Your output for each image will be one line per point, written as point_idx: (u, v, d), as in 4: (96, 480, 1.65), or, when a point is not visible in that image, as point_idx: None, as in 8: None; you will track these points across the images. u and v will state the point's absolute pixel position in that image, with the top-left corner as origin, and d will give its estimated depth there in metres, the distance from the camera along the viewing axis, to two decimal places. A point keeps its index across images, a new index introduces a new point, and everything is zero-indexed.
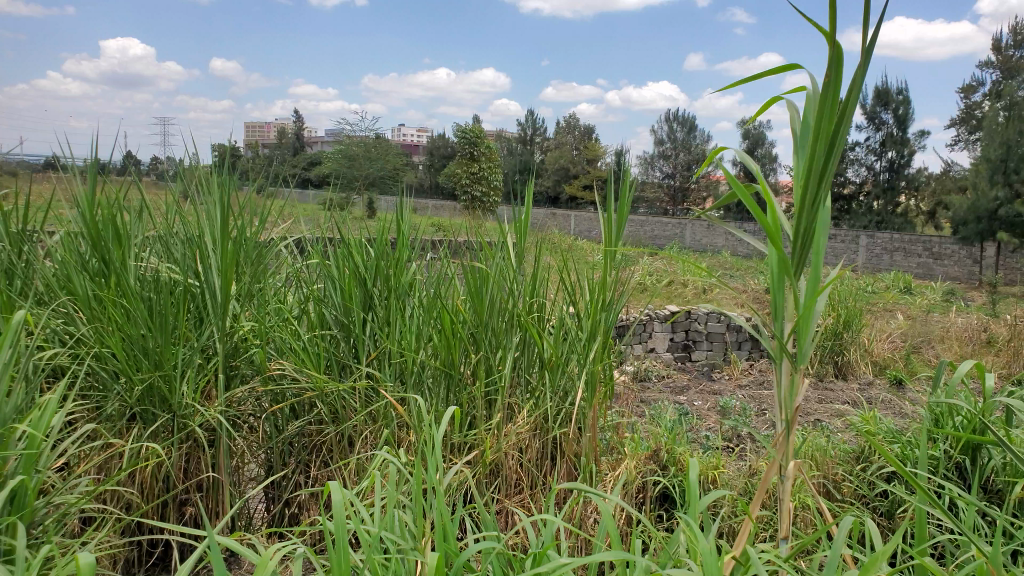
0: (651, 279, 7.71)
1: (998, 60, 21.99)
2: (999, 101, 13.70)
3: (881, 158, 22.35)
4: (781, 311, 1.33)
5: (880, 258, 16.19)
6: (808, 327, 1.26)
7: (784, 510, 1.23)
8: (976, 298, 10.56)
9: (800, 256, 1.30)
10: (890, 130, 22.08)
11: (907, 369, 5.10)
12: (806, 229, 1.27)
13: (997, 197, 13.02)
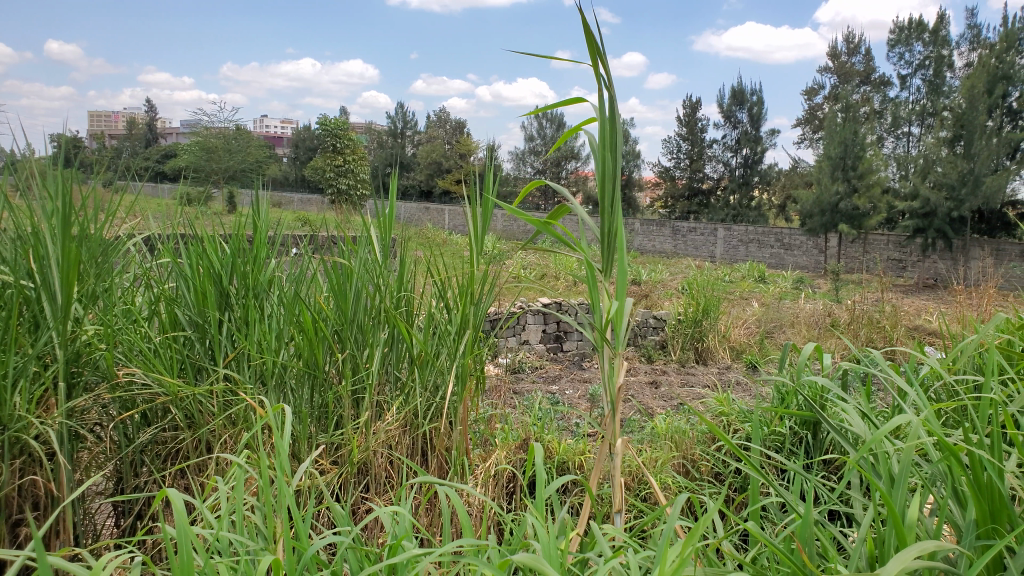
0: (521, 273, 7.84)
1: (836, 66, 23.88)
2: (838, 103, 14.87)
3: (736, 155, 23.89)
4: (598, 304, 1.56)
5: (737, 250, 17.24)
6: (622, 315, 1.47)
7: (619, 485, 1.41)
8: (821, 285, 11.40)
9: (607, 256, 1.56)
10: (744, 128, 23.69)
11: (760, 352, 5.43)
12: (609, 230, 1.54)
13: (838, 191, 14.10)
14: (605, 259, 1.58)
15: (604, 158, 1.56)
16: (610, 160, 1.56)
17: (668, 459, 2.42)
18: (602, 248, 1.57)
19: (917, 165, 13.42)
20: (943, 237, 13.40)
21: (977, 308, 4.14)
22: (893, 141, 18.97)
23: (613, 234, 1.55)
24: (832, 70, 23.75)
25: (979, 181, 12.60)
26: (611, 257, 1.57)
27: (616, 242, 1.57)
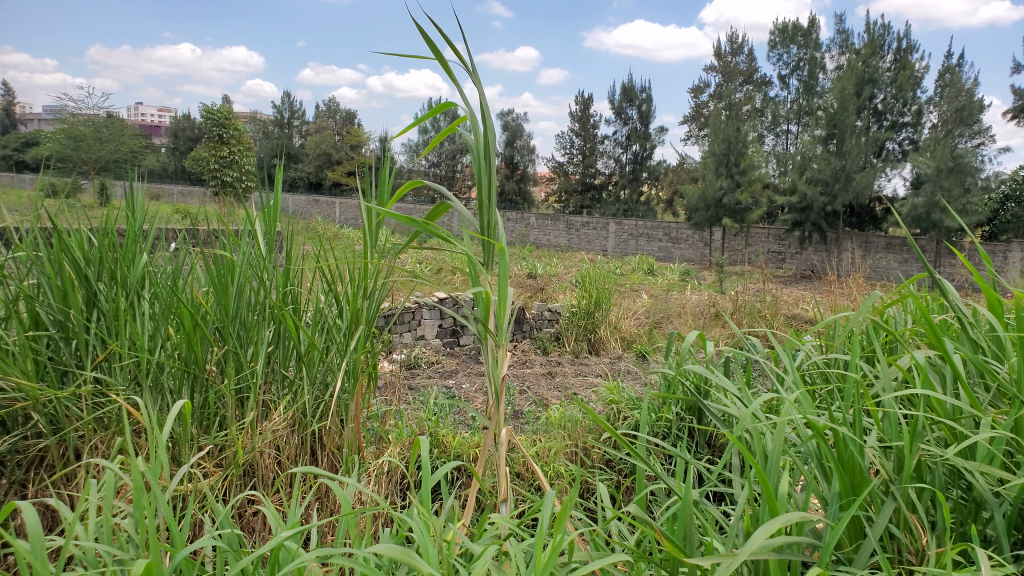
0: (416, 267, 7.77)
1: (720, 65, 24.87)
2: (721, 101, 15.51)
3: (626, 151, 24.57)
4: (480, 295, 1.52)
5: (627, 243, 17.75)
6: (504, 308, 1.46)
7: (504, 475, 1.41)
8: (705, 276, 11.84)
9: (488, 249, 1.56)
10: (635, 125, 24.40)
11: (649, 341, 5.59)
12: (488, 223, 1.55)
13: (721, 186, 14.69)
14: (486, 253, 1.57)
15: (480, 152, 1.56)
16: (487, 155, 1.57)
17: (561, 447, 2.49)
18: (482, 242, 1.57)
19: (794, 162, 14.14)
20: (818, 230, 14.31)
21: (846, 295, 4.43)
22: (773, 139, 19.97)
23: (492, 226, 1.57)
24: (716, 69, 24.73)
25: (850, 178, 13.55)
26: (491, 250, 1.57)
27: (492, 235, 1.57)
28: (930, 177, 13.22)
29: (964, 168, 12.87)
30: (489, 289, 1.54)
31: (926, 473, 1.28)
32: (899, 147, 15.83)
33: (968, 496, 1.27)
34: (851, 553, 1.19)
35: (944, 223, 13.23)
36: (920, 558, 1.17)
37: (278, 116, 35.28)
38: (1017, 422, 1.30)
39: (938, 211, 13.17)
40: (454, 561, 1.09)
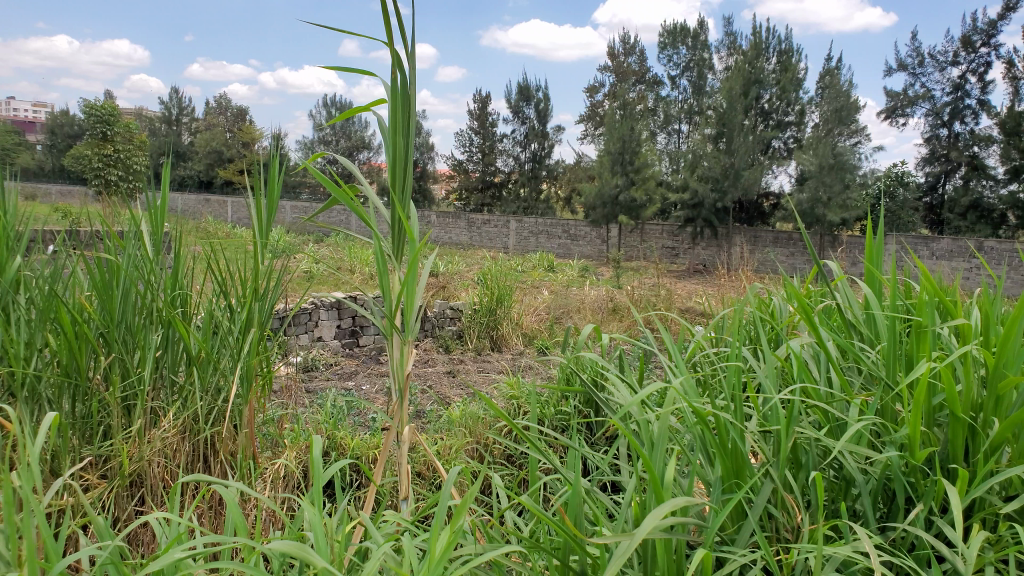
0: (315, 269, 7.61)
1: (614, 65, 25.46)
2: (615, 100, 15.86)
3: (525, 150, 24.84)
4: (388, 289, 1.50)
5: (528, 241, 17.95)
6: (412, 301, 1.46)
7: (404, 473, 1.41)
8: (603, 272, 12.13)
9: (399, 243, 1.54)
10: (532, 123, 24.72)
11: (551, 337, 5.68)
12: (402, 215, 1.53)
13: (617, 184, 15.06)
14: (396, 247, 1.55)
15: (395, 140, 1.58)
16: (402, 142, 1.58)
17: (463, 445, 2.55)
18: (393, 236, 1.55)
19: (685, 160, 14.86)
20: (709, 225, 15.13)
21: (735, 289, 4.66)
22: (665, 137, 20.67)
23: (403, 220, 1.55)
24: (611, 68, 25.31)
25: (738, 175, 14.45)
26: (402, 244, 1.54)
27: (405, 229, 1.55)
28: (813, 174, 14.06)
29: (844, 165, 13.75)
30: (395, 283, 1.53)
31: (801, 455, 1.35)
32: (784, 145, 16.81)
33: (840, 475, 1.34)
34: (734, 534, 1.24)
35: (825, 217, 14.02)
36: (796, 535, 1.24)
37: (165, 111, 33.87)
38: (885, 402, 1.39)
39: (821, 206, 13.94)
40: (343, 559, 1.10)
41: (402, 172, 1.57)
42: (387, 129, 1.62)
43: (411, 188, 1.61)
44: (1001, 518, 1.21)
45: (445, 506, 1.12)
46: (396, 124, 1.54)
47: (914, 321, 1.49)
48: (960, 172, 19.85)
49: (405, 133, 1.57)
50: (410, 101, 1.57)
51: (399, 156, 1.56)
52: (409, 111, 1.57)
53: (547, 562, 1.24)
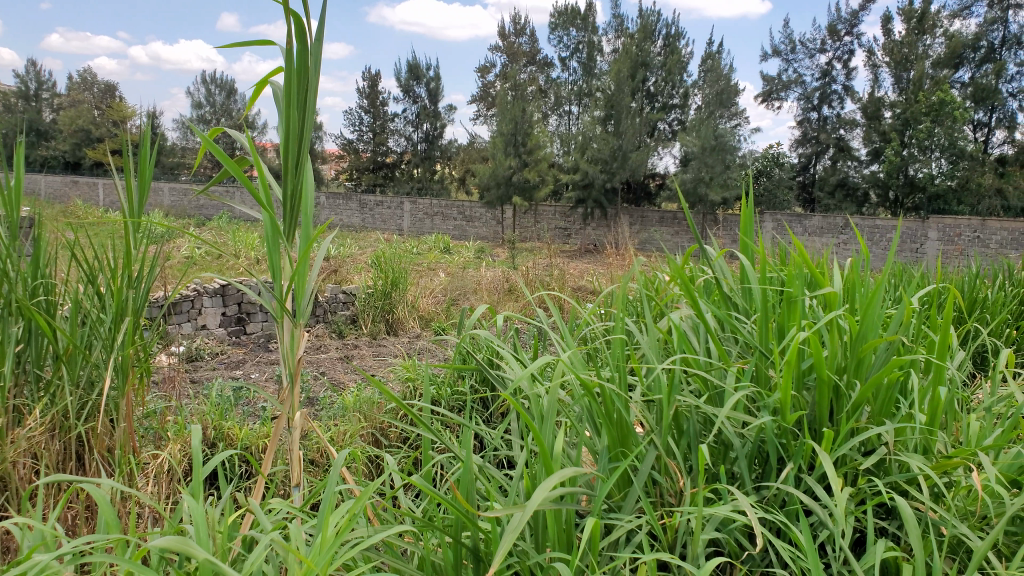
0: (197, 253, 7.26)
1: (505, 45, 25.53)
2: (506, 81, 15.84)
3: (417, 129, 24.63)
4: (279, 271, 1.42)
5: (422, 223, 17.74)
6: (304, 283, 1.40)
7: (296, 462, 1.34)
8: (498, 253, 12.11)
9: (292, 221, 1.45)
10: (424, 103, 24.52)
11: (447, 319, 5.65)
12: (293, 191, 1.43)
13: (511, 165, 15.07)
14: (288, 225, 1.47)
15: (290, 113, 1.44)
16: (295, 114, 1.46)
17: (358, 431, 2.50)
18: (285, 214, 1.46)
19: (576, 142, 15.16)
20: (599, 207, 15.50)
21: (623, 265, 4.78)
22: (557, 119, 20.97)
23: (297, 198, 1.45)
24: (502, 49, 25.36)
25: (626, 156, 14.88)
26: (295, 222, 1.46)
27: (300, 207, 1.46)
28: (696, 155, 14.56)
29: (725, 147, 14.37)
30: (286, 265, 1.44)
31: (683, 422, 1.38)
32: (669, 127, 17.41)
33: (718, 440, 1.38)
34: (620, 501, 1.27)
35: (708, 196, 14.58)
36: (679, 499, 1.27)
37: (22, 86, 31.22)
38: (759, 369, 1.46)
39: (703, 185, 14.50)
40: (225, 551, 1.05)
41: (296, 148, 1.43)
42: (281, 100, 1.48)
43: (309, 166, 1.50)
44: (861, 473, 1.29)
45: (335, 491, 1.08)
46: (290, 95, 1.42)
47: (786, 290, 1.56)
48: (828, 154, 21.09)
49: (302, 105, 1.43)
50: (306, 72, 1.45)
51: (294, 131, 1.42)
52: (304, 85, 1.44)
53: (439, 539, 1.24)
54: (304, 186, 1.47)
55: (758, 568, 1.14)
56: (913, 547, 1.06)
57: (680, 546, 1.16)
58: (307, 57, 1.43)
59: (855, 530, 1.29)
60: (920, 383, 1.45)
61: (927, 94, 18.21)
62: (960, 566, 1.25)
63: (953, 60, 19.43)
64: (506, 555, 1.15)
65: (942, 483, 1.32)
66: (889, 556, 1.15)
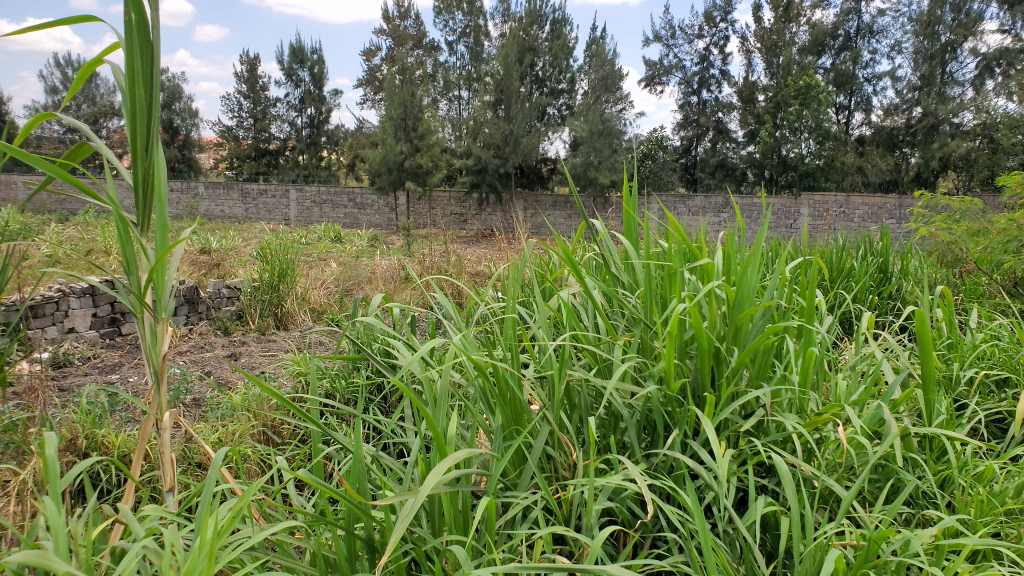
0: (61, 249, 6.74)
1: (390, 28, 25.10)
2: (393, 64, 15.50)
3: (301, 114, 23.97)
4: (133, 265, 1.30)
5: (310, 211, 17.18)
6: (163, 275, 1.30)
7: (168, 464, 1.25)
8: (392, 241, 11.88)
9: (145, 209, 1.32)
10: (307, 87, 23.92)
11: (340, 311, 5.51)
12: (141, 178, 1.29)
13: (402, 151, 14.80)
14: (142, 213, 1.33)
15: (132, 92, 1.29)
16: (141, 94, 1.31)
17: (246, 430, 2.38)
18: (137, 201, 1.32)
19: (468, 127, 15.26)
20: (494, 191, 15.56)
21: (515, 248, 4.80)
22: (447, 104, 21.01)
23: (148, 184, 1.32)
24: (386, 32, 24.92)
25: (517, 141, 15.19)
26: (150, 210, 1.33)
27: (151, 193, 1.33)
28: (585, 139, 14.84)
29: (611, 131, 14.77)
30: (144, 256, 1.32)
31: (574, 397, 1.40)
32: (558, 112, 17.80)
33: (608, 413, 1.40)
34: (515, 478, 1.27)
35: (597, 180, 14.87)
36: (572, 472, 1.29)
37: None
38: (644, 341, 1.50)
39: (592, 169, 14.78)
40: (89, 564, 0.97)
41: (146, 132, 1.31)
42: (120, 78, 1.32)
43: (158, 152, 1.37)
44: (742, 435, 1.35)
45: (209, 493, 1.01)
46: (131, 69, 1.26)
47: (667, 264, 1.61)
48: (708, 136, 21.89)
49: (147, 85, 1.28)
50: (148, 45, 1.30)
51: (140, 112, 1.29)
52: (147, 64, 1.29)
53: (331, 533, 1.20)
54: (154, 170, 1.35)
55: (650, 533, 1.17)
56: (790, 501, 1.12)
57: (574, 519, 1.17)
58: (148, 32, 1.31)
59: (739, 489, 1.35)
60: (792, 347, 1.53)
61: (795, 78, 19.23)
62: (831, 515, 1.34)
63: (816, 47, 20.69)
64: (401, 541, 1.12)
65: (815, 438, 1.40)
66: (770, 510, 1.21)
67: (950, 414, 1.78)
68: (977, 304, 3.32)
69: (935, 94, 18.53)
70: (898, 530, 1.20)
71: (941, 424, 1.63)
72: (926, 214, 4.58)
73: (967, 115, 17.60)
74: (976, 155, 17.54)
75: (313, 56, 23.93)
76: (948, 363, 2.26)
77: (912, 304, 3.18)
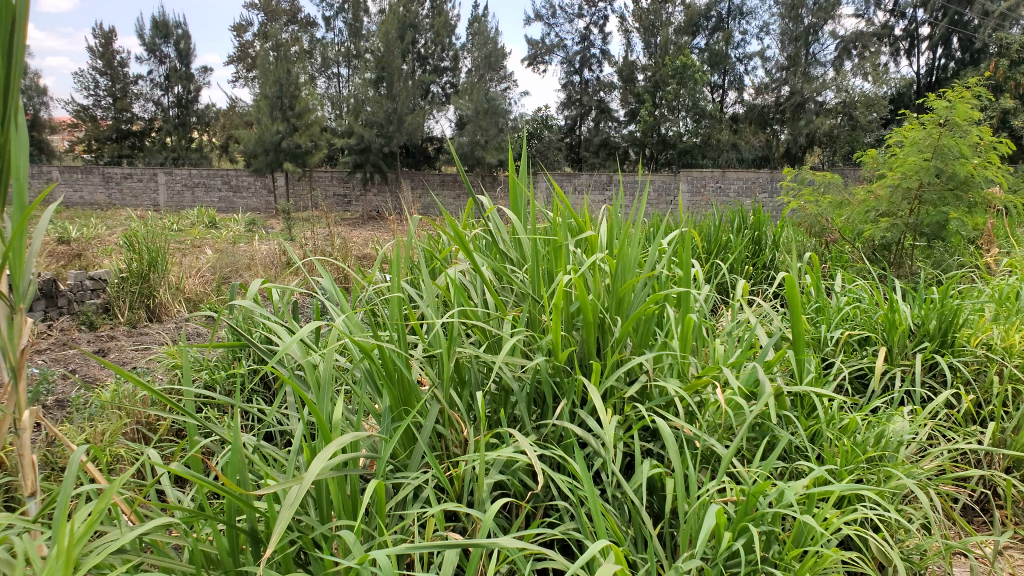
0: None
1: (262, 4, 24.05)
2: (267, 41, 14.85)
3: (167, 93, 22.74)
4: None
5: (182, 196, 16.26)
6: (21, 264, 1.16)
7: (26, 467, 1.13)
8: (272, 225, 11.42)
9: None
10: (173, 64, 22.81)
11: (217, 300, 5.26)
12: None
13: (279, 131, 14.24)
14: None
15: None
16: None
17: (118, 430, 2.21)
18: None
19: (348, 105, 14.91)
20: (378, 171, 15.26)
21: (403, 229, 4.72)
22: (326, 82, 20.70)
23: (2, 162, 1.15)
24: (258, 7, 23.86)
25: (401, 120, 15.01)
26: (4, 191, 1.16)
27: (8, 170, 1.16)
28: (470, 117, 14.81)
29: (497, 110, 14.82)
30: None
31: (464, 372, 1.39)
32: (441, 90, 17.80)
33: (498, 388, 1.40)
34: (405, 459, 1.25)
35: (484, 159, 14.85)
36: (463, 449, 1.28)
37: None
38: (532, 316, 1.51)
39: (479, 148, 14.73)
40: None
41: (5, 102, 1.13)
42: None
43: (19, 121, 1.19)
44: (627, 401, 1.39)
45: (67, 496, 0.92)
46: None
47: (553, 238, 1.62)
48: (591, 115, 22.32)
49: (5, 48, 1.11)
50: None
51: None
52: None
53: (213, 527, 1.14)
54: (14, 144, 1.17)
55: (541, 503, 1.19)
56: (672, 463, 1.15)
57: (466, 494, 1.17)
58: None
59: (625, 455, 1.38)
60: (674, 315, 1.59)
61: (672, 58, 19.86)
62: (713, 474, 1.40)
63: (691, 27, 21.50)
64: (287, 530, 1.08)
65: (697, 402, 1.46)
66: (653, 472, 1.24)
67: (817, 371, 1.91)
68: (841, 270, 3.56)
69: (800, 74, 19.61)
70: (773, 483, 1.27)
71: (811, 382, 1.74)
72: (795, 187, 4.86)
73: (830, 94, 18.73)
74: (838, 132, 18.72)
75: (177, 30, 22.82)
76: (819, 327, 2.41)
77: (783, 272, 3.36)
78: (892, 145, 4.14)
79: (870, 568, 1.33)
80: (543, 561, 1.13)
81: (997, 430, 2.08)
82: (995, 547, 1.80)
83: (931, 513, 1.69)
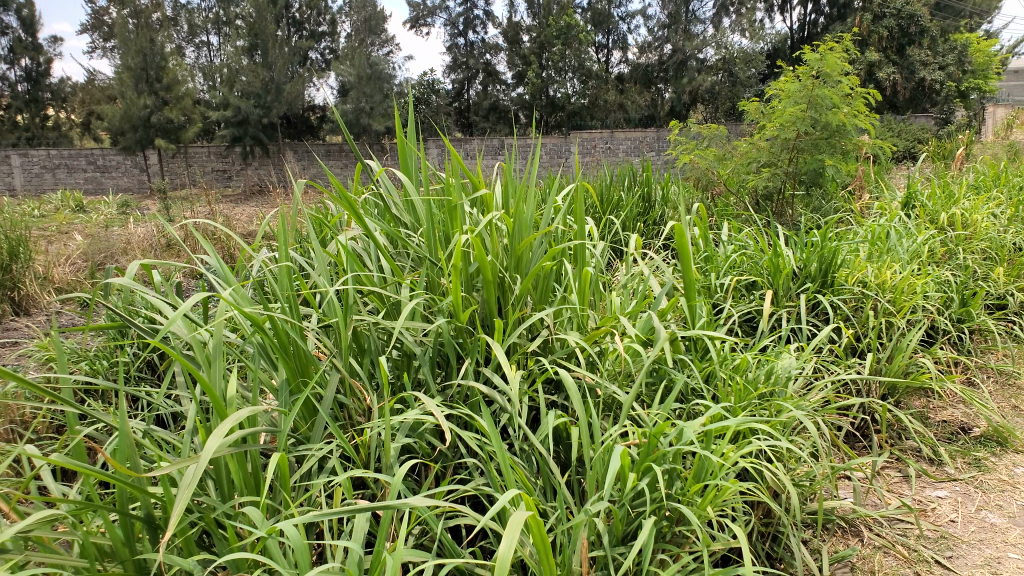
0: None
1: None
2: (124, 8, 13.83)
3: (14, 67, 20.99)
4: None
5: (41, 177, 14.78)
6: None
7: None
8: (147, 206, 10.77)
9: None
10: (18, 35, 21.01)
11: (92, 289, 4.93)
12: None
13: (146, 104, 13.38)
14: None
15: None
16: None
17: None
18: None
19: (221, 75, 14.18)
20: (259, 143, 14.65)
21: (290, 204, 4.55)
22: (195, 51, 19.73)
23: None
24: None
25: (280, 88, 14.55)
26: None
27: None
28: (353, 84, 14.40)
29: (380, 75, 14.50)
30: None
31: (364, 340, 1.36)
32: (320, 56, 17.24)
33: (399, 353, 1.38)
34: (307, 431, 1.21)
35: (371, 127, 14.51)
36: (366, 416, 1.26)
37: None
38: (431, 279, 1.50)
39: (365, 115, 14.37)
40: None
41: None
42: None
43: None
44: (530, 356, 1.41)
45: None
46: None
47: (447, 199, 1.60)
48: (478, 79, 22.17)
49: None
50: None
51: None
52: None
53: (102, 520, 1.08)
54: None
55: (451, 462, 1.19)
56: (577, 412, 1.16)
57: (373, 461, 1.16)
58: None
59: (531, 409, 1.40)
60: (570, 271, 1.62)
61: (555, 18, 19.91)
62: (615, 420, 1.44)
63: None
64: (185, 512, 1.03)
65: (597, 352, 1.49)
66: (558, 422, 1.26)
67: (709, 316, 1.99)
68: (727, 220, 3.71)
69: (681, 32, 20.09)
70: (670, 422, 1.32)
71: (703, 326, 1.81)
72: (680, 143, 4.98)
73: (710, 51, 19.31)
74: (719, 88, 19.44)
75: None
76: (709, 275, 2.50)
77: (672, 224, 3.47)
78: (769, 97, 4.31)
79: (764, 496, 1.39)
80: (454, 518, 1.13)
81: (873, 360, 2.23)
82: (872, 468, 1.94)
83: (819, 441, 1.80)
